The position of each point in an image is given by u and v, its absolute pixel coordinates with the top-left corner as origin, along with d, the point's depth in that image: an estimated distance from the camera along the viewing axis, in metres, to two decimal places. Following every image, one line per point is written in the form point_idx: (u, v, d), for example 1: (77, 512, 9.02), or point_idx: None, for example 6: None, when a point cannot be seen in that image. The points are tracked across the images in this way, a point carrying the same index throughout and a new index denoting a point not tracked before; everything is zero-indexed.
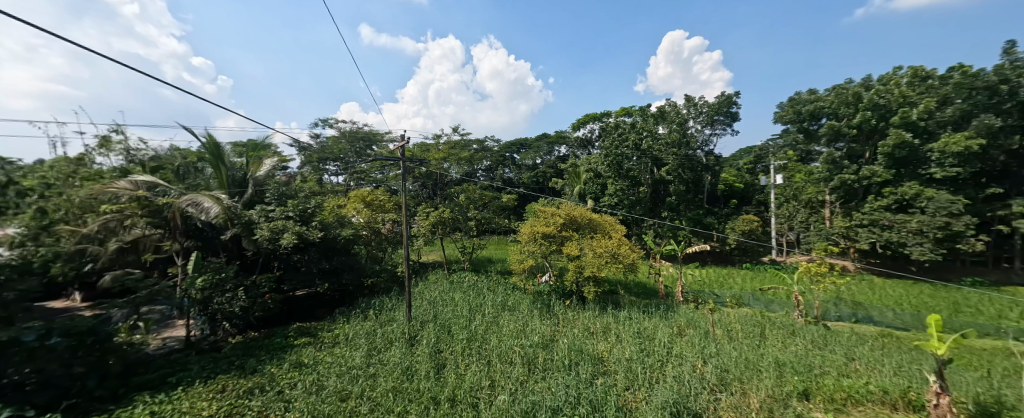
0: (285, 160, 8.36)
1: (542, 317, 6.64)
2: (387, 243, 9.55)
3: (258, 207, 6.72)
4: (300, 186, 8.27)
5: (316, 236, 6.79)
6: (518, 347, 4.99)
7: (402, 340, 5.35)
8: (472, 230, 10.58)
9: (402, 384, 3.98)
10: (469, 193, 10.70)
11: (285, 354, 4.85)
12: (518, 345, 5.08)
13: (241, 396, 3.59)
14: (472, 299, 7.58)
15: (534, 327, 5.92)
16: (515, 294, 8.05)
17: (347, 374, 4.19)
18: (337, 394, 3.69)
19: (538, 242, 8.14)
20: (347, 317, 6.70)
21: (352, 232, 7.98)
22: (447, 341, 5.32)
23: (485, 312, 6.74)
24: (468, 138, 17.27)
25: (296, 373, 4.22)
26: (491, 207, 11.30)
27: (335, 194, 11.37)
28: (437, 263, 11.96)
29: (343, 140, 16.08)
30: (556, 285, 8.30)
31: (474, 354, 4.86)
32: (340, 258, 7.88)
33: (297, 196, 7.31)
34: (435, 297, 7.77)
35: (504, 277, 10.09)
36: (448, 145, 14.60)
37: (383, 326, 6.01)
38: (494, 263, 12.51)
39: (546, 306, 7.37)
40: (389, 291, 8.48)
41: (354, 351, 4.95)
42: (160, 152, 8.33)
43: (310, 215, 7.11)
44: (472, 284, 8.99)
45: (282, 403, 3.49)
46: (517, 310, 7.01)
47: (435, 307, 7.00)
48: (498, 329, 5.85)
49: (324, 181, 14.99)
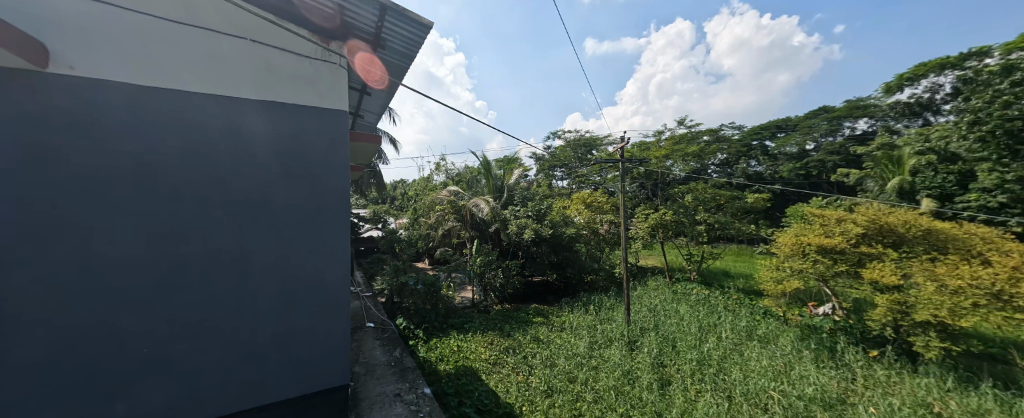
0: (527, 169, 9.92)
1: (818, 361, 4.55)
2: (604, 243, 9.18)
3: (512, 208, 8.57)
4: (536, 190, 9.68)
5: (547, 233, 8.10)
6: (775, 392, 3.83)
7: (623, 341, 5.23)
8: (703, 237, 8.58)
9: (622, 386, 4.07)
10: (697, 194, 8.88)
11: (527, 327, 6.01)
12: (774, 388, 3.90)
13: (503, 353, 4.95)
14: (702, 317, 6.20)
15: (803, 371, 4.23)
16: (769, 322, 5.95)
17: (575, 359, 4.67)
18: (565, 375, 4.30)
19: (813, 257, 5.38)
20: (571, 307, 7.31)
21: (575, 230, 8.63)
22: (673, 357, 4.77)
23: (722, 335, 5.43)
24: (697, 130, 14.67)
25: (534, 344, 5.23)
26: (729, 210, 9.06)
27: (560, 196, 12.75)
28: (656, 267, 10.77)
29: (568, 148, 17.96)
30: (849, 324, 5.19)
31: (709, 382, 4.12)
32: (565, 253, 8.83)
33: (534, 200, 8.90)
34: (655, 304, 7.01)
35: (753, 299, 7.34)
36: (671, 140, 12.78)
37: (603, 323, 6.10)
38: (734, 278, 9.63)
39: (830, 351, 4.74)
40: (607, 290, 8.61)
41: (577, 340, 5.32)
42: (459, 170, 12.37)
43: (543, 215, 8.51)
44: (702, 298, 7.34)
45: (526, 366, 4.56)
46: (774, 345, 5.02)
47: (656, 316, 6.28)
48: (748, 363, 4.51)
49: (552, 185, 17.27)
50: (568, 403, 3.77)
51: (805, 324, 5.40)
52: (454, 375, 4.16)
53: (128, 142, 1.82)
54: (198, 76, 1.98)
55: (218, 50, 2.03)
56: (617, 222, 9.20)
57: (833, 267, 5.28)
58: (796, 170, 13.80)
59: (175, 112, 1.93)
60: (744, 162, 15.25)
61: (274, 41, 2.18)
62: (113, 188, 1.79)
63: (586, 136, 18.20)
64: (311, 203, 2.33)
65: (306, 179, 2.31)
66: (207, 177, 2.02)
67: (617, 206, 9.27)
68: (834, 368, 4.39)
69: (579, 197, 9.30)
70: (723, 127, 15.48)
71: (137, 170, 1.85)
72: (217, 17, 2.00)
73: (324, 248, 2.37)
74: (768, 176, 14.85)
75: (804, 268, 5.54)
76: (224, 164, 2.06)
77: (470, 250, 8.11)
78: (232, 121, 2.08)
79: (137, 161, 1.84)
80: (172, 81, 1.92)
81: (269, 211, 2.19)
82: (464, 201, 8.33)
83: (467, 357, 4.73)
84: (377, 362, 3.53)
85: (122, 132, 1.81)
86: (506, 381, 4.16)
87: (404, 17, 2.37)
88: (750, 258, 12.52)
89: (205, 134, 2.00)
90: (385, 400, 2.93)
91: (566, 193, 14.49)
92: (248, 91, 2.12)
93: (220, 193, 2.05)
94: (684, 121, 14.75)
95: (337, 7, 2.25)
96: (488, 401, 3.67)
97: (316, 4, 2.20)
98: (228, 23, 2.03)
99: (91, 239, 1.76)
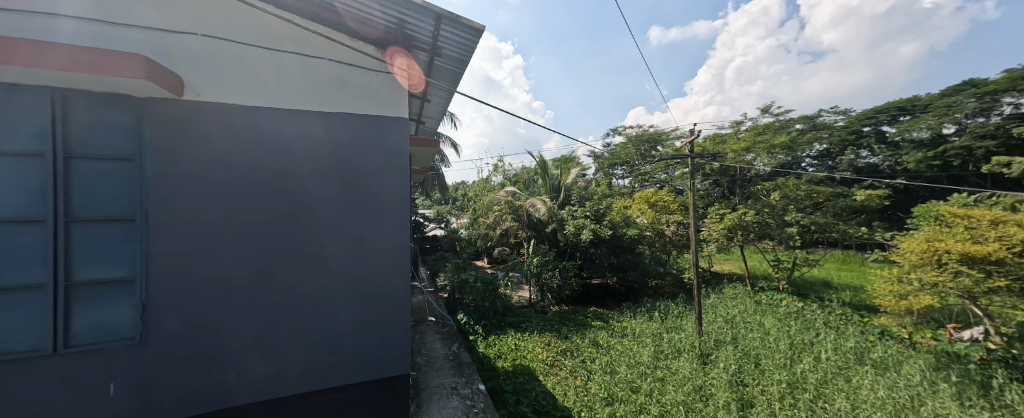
0: (585, 168, 9.49)
1: (963, 398, 3.55)
2: (671, 246, 8.43)
3: (569, 207, 8.31)
4: (594, 190, 9.26)
5: (606, 234, 7.71)
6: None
7: (693, 354, 4.71)
8: (794, 241, 7.29)
9: (694, 404, 3.64)
10: (787, 191, 7.74)
11: (585, 331, 5.75)
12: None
13: (560, 355, 4.81)
14: (794, 333, 5.29)
15: (941, 410, 3.34)
16: (885, 344, 4.82)
17: (637, 368, 4.33)
18: (627, 384, 4.00)
19: (954, 269, 4.23)
20: (633, 312, 6.84)
21: (637, 231, 8.08)
22: (756, 376, 4.15)
23: (822, 355, 4.57)
24: (787, 118, 12.62)
25: (592, 350, 4.97)
26: (829, 210, 7.62)
27: (621, 195, 12.02)
28: (733, 274, 9.52)
29: (629, 144, 16.93)
30: (1007, 353, 3.95)
31: (804, 409, 3.50)
32: (627, 255, 8.32)
33: (592, 200, 8.53)
34: (732, 314, 6.22)
35: (865, 316, 6.00)
36: (752, 131, 11.17)
37: (670, 332, 5.57)
38: (837, 290, 8.01)
39: (983, 387, 3.65)
40: (674, 297, 7.92)
41: (640, 348, 4.93)
42: (516, 171, 12.44)
43: (601, 215, 8.13)
44: (793, 311, 6.29)
45: (585, 371, 4.36)
46: (896, 374, 4.02)
47: (734, 329, 5.54)
48: (856, 392, 3.72)
49: (612, 184, 16.43)
50: (630, 414, 3.50)
51: (941, 350, 4.25)
52: (511, 375, 4.12)
53: (239, 154, 1.95)
54: (290, 94, 2.07)
55: (303, 70, 2.11)
56: (687, 223, 8.42)
57: (988, 282, 4.06)
58: (928, 160, 11.02)
59: (274, 126, 2.02)
60: (853, 153, 12.73)
61: (353, 58, 2.24)
62: (226, 195, 1.93)
63: (651, 132, 16.94)
64: (388, 215, 2.30)
65: (383, 191, 2.28)
66: (298, 187, 2.07)
67: (687, 206, 8.41)
68: (991, 410, 3.38)
69: (641, 196, 8.54)
70: (822, 112, 13.08)
71: (245, 180, 1.96)
72: (307, 43, 2.13)
73: (397, 261, 2.33)
74: (886, 167, 12.16)
75: (940, 281, 4.36)
76: (315, 174, 2.11)
77: (527, 250, 8.15)
78: (321, 133, 2.12)
79: (244, 170, 1.96)
80: (270, 102, 2.03)
81: (351, 220, 2.20)
82: (521, 201, 8.36)
83: (525, 356, 4.69)
84: (437, 355, 3.70)
85: (234, 146, 1.94)
86: (564, 384, 4.03)
87: (459, 24, 2.40)
88: (860, 267, 10.35)
89: (297, 146, 2.07)
90: (442, 392, 3.02)
91: (628, 192, 13.65)
92: (331, 107, 2.17)
93: (311, 202, 2.10)
94: (769, 109, 12.83)
95: (400, 22, 2.38)
96: (545, 403, 3.58)
97: (382, 21, 2.35)
98: (317, 48, 2.14)
99: (208, 242, 1.91)
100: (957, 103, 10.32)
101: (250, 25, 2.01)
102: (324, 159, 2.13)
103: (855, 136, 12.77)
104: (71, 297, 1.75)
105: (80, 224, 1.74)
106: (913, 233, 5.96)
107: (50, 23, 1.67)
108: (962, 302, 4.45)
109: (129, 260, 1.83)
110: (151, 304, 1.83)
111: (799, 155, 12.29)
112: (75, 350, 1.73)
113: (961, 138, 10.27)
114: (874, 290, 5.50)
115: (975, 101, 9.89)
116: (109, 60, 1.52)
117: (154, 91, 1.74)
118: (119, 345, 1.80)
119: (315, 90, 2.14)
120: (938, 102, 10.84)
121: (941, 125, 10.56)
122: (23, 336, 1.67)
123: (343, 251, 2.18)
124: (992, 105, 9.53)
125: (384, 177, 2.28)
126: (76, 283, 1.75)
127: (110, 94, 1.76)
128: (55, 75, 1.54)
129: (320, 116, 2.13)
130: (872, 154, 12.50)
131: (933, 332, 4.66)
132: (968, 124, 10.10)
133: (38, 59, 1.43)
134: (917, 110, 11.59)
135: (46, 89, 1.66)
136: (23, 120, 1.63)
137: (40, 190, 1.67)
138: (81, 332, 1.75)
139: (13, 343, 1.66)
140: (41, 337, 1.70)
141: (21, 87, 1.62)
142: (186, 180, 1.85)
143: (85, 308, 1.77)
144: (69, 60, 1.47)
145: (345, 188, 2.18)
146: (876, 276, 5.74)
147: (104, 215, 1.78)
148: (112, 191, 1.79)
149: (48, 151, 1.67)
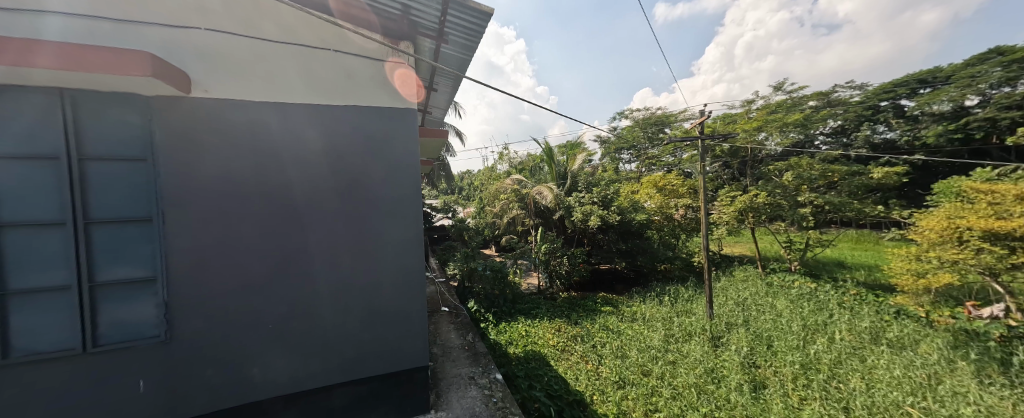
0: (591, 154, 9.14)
1: (982, 376, 3.43)
2: (680, 230, 8.27)
3: (575, 194, 8.10)
4: (601, 175, 8.96)
5: (614, 220, 7.57)
6: (915, 409, 3.02)
7: (704, 337, 4.65)
8: (808, 221, 7.07)
9: (705, 385, 3.61)
10: (800, 171, 7.43)
11: (595, 317, 5.68)
12: (913, 405, 3.08)
13: (571, 340, 4.79)
14: (806, 314, 5.15)
15: (960, 388, 3.25)
16: (902, 322, 4.69)
17: (648, 352, 4.29)
18: (638, 367, 3.97)
19: (975, 245, 4.04)
20: (642, 297, 6.77)
21: (644, 217, 7.97)
22: (767, 356, 4.10)
23: (835, 336, 4.44)
24: (800, 95, 12.03)
25: (603, 334, 4.94)
26: (843, 189, 7.37)
27: (628, 180, 11.72)
28: (744, 256, 9.30)
29: (636, 128, 16.46)
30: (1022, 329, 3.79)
31: (819, 389, 3.43)
32: (634, 241, 8.23)
33: (600, 185, 8.30)
34: (742, 297, 6.12)
35: (879, 296, 5.82)
36: (764, 109, 10.70)
37: (680, 316, 5.49)
38: (851, 269, 7.80)
39: (1002, 365, 3.51)
40: (683, 281, 7.88)
41: (651, 333, 4.86)
42: (521, 158, 12.15)
43: (608, 201, 7.94)
44: (804, 292, 6.17)
45: (596, 355, 4.34)
46: (911, 352, 3.93)
47: (745, 311, 5.42)
48: (871, 372, 3.63)
49: (619, 170, 16.07)
50: (641, 397, 3.50)
51: (959, 328, 4.08)
52: (523, 360, 4.10)
53: (243, 160, 1.88)
54: (295, 87, 1.99)
55: (310, 62, 2.02)
56: (696, 206, 8.17)
57: (1010, 258, 3.87)
58: (948, 134, 10.46)
59: (276, 128, 1.94)
60: (869, 129, 12.06)
61: (358, 48, 2.13)
62: (232, 204, 1.88)
63: (658, 114, 16.40)
64: (395, 217, 2.23)
65: (390, 191, 2.20)
66: (297, 191, 1.99)
67: (696, 189, 8.01)
68: (1011, 387, 3.25)
69: (648, 181, 8.26)
70: (837, 86, 12.44)
71: (249, 186, 1.90)
72: (309, 31, 2.01)
73: (407, 259, 2.27)
74: (904, 143, 11.60)
75: (959, 259, 4.17)
76: (319, 177, 2.03)
77: (534, 238, 8.06)
78: (326, 136, 2.04)
79: (249, 177, 1.90)
80: (275, 97, 1.95)
81: (355, 223, 2.13)
82: (527, 188, 8.16)
83: (535, 342, 4.70)
84: (453, 345, 3.68)
85: (236, 151, 1.87)
86: (576, 369, 4.02)
87: (466, 7, 2.28)
88: (874, 246, 10.12)
89: (304, 150, 2.00)
90: (460, 382, 2.99)
91: (635, 177, 13.36)
92: (337, 99, 2.08)
93: (305, 206, 2.01)
94: (781, 85, 12.25)
95: (404, 8, 2.28)
96: (557, 387, 3.55)
97: (386, 8, 2.25)
98: (320, 36, 2.03)
99: (222, 247, 1.88)
100: (981, 73, 9.72)
101: (250, 14, 1.89)
102: (329, 162, 2.05)
103: (872, 111, 12.11)
104: (96, 297, 1.74)
105: (100, 226, 1.72)
106: (932, 210, 5.72)
107: (54, 21, 1.60)
108: (982, 279, 4.25)
109: (150, 258, 1.81)
110: (173, 304, 1.82)
111: (811, 133, 11.86)
112: (103, 348, 1.74)
113: (984, 110, 9.73)
114: (888, 268, 5.31)
115: (1001, 70, 9.33)
116: (115, 58, 1.45)
117: (163, 88, 1.67)
118: (145, 343, 1.80)
119: (320, 82, 2.05)
120: (961, 72, 10.19)
121: (964, 97, 9.94)
122: (52, 336, 1.68)
123: (351, 256, 2.13)
124: (1018, 74, 9.02)
125: (388, 177, 2.19)
126: (99, 283, 1.74)
127: (115, 93, 1.70)
128: (54, 74, 1.48)
129: (326, 111, 2.04)
130: (888, 129, 11.90)
131: (951, 310, 4.44)
132: (993, 94, 9.53)
133: (45, 59, 1.37)
134: (938, 82, 11.06)
135: (53, 91, 1.61)
136: (33, 123, 1.59)
137: (54, 190, 1.64)
138: (107, 331, 1.76)
139: (43, 343, 1.67)
140: (70, 337, 1.70)
141: (28, 88, 1.57)
142: (190, 185, 1.80)
143: (110, 308, 1.77)
144: (76, 59, 1.41)
145: (349, 191, 2.10)
146: (892, 255, 5.54)
147: (121, 217, 1.75)
148: (127, 193, 1.76)
149: (60, 154, 1.62)
